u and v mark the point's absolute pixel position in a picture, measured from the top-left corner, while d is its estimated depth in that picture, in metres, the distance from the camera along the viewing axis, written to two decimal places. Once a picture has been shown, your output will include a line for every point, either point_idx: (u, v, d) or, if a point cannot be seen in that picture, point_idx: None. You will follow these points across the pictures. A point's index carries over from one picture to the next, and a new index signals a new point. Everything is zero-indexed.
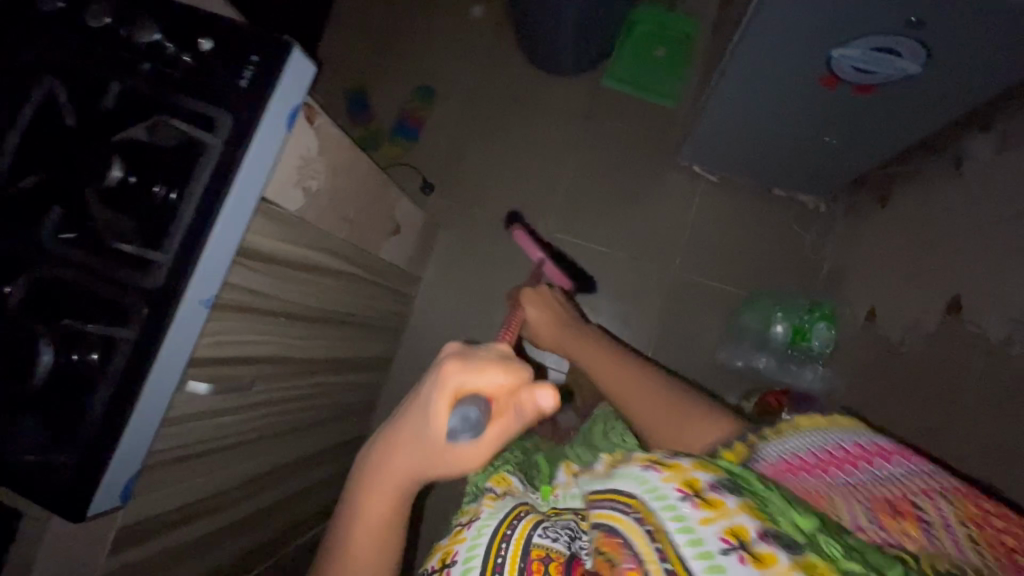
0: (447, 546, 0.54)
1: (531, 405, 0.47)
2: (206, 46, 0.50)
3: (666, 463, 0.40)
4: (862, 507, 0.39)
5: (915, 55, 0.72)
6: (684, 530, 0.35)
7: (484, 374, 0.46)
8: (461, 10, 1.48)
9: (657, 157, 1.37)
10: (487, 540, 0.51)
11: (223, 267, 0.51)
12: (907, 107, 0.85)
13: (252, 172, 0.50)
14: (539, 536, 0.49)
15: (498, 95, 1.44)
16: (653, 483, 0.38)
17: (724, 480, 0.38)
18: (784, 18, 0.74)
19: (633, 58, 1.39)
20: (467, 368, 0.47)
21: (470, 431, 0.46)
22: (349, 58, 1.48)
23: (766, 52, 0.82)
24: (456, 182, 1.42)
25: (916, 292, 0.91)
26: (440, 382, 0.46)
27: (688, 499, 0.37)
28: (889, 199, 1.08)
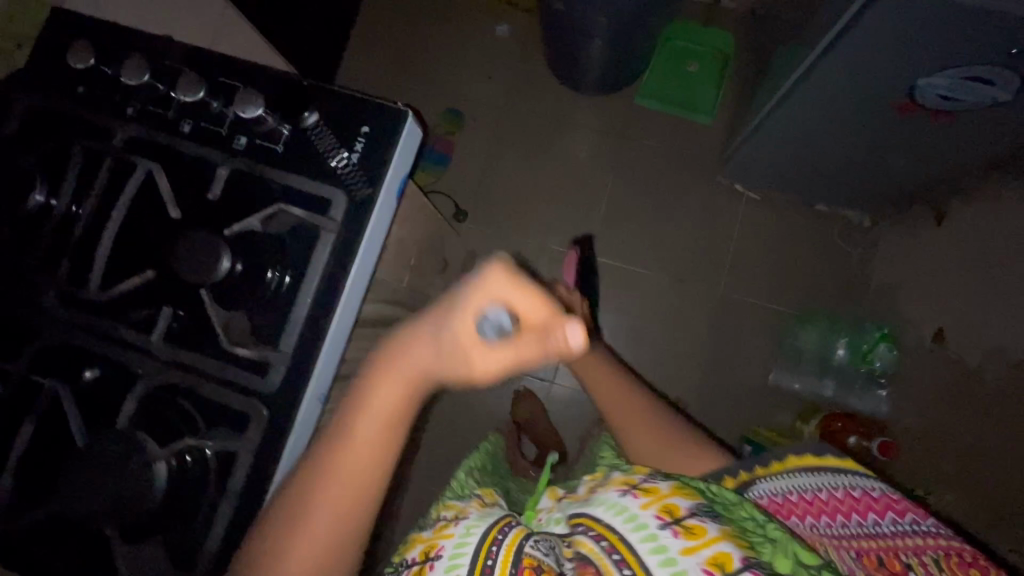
0: (431, 539, 0.48)
1: (555, 339, 0.39)
2: (313, 119, 0.46)
3: (646, 490, 0.47)
4: (851, 554, 0.45)
5: (1010, 83, 0.71)
6: (654, 544, 0.41)
7: (528, 294, 0.39)
8: (486, 30, 1.44)
9: (697, 175, 1.34)
10: (476, 541, 0.44)
11: (337, 353, 0.47)
12: (982, 129, 0.83)
13: (368, 252, 0.47)
14: (531, 547, 0.44)
15: (529, 116, 1.40)
16: (632, 509, 0.44)
17: (699, 510, 0.44)
18: (869, 44, 0.71)
19: (667, 75, 1.36)
20: (509, 279, 0.39)
21: (494, 333, 0.40)
22: (372, 82, 1.44)
23: (842, 75, 0.79)
24: (490, 208, 1.38)
25: (993, 315, 0.89)
26: (474, 286, 0.40)
27: (669, 527, 0.42)
28: (947, 216, 1.07)
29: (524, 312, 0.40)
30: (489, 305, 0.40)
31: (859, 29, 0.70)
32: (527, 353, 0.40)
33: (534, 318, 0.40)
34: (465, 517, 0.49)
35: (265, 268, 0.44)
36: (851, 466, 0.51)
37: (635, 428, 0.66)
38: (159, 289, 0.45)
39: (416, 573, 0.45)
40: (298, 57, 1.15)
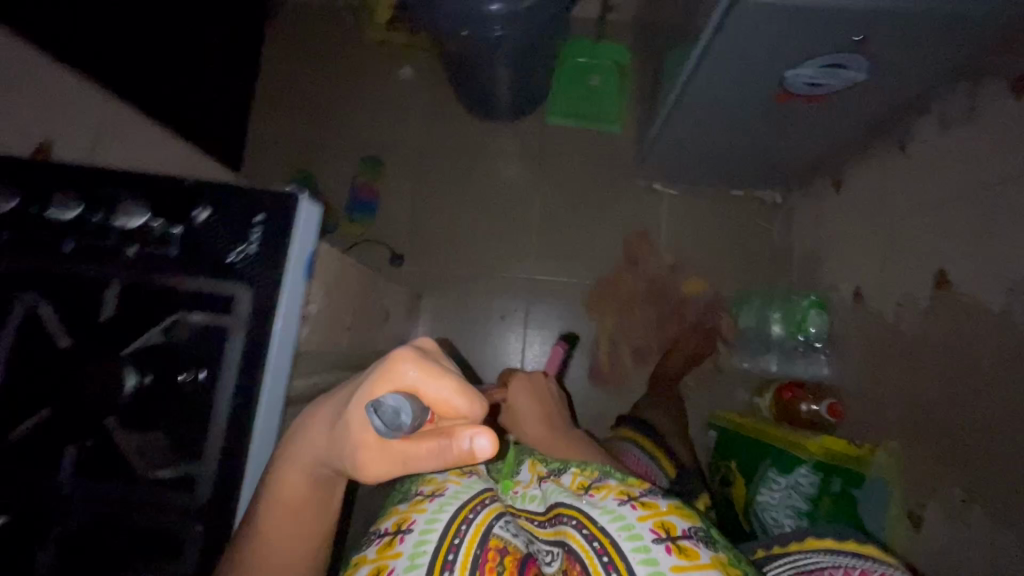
0: (405, 513, 0.56)
1: (455, 443, 0.39)
2: (204, 215, 0.46)
3: (647, 506, 0.54)
4: None
5: (860, 64, 0.77)
6: (645, 556, 0.48)
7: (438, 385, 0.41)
8: (390, 73, 1.45)
9: (618, 180, 1.40)
10: (441, 529, 0.51)
11: (272, 438, 0.49)
12: (850, 105, 0.90)
13: (282, 339, 0.48)
14: (500, 528, 0.52)
15: (448, 150, 1.43)
16: (629, 520, 0.51)
17: (696, 533, 0.52)
18: (728, 47, 0.77)
19: (571, 92, 1.43)
20: (419, 370, 0.41)
21: (386, 424, 0.39)
22: (285, 143, 1.43)
23: (715, 78, 0.85)
24: (425, 246, 1.38)
25: (896, 265, 0.96)
26: (386, 367, 0.41)
27: (664, 544, 0.49)
28: (843, 181, 1.15)
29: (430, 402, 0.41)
30: (397, 391, 0.41)
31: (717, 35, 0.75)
32: (418, 453, 0.40)
33: (437, 410, 0.41)
34: (440, 492, 0.57)
35: (175, 373, 0.46)
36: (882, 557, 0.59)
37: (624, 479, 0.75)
38: (64, 424, 0.45)
39: (389, 542, 0.54)
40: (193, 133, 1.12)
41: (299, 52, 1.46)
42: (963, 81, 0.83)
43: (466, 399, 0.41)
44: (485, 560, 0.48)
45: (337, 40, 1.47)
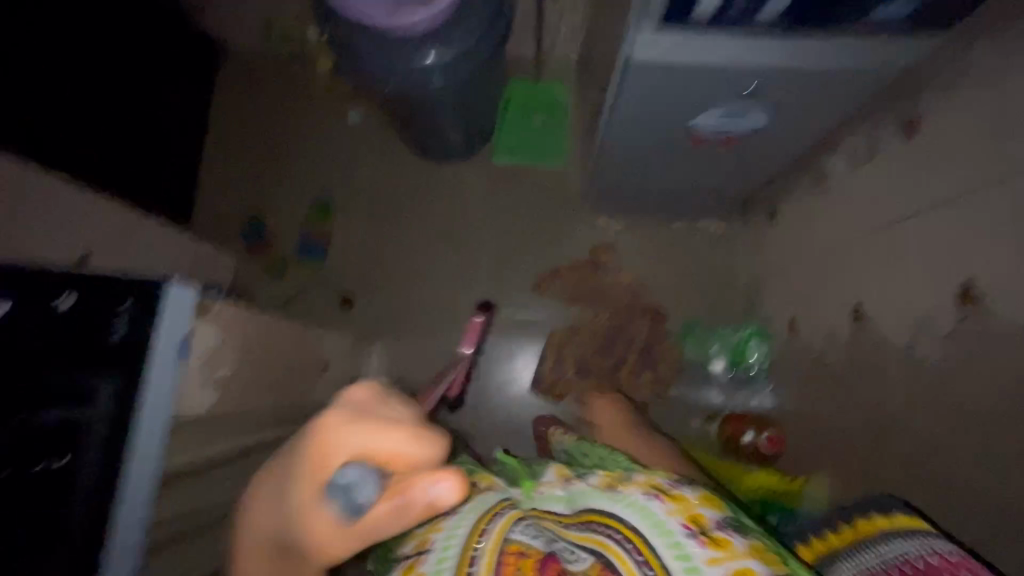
0: (425, 533, 0.55)
1: (419, 497, 0.43)
2: (66, 305, 0.52)
3: (673, 496, 0.48)
4: None
5: (759, 111, 0.79)
6: (678, 553, 0.43)
7: (388, 445, 0.45)
8: (336, 117, 1.47)
9: (564, 216, 1.42)
10: (461, 539, 0.52)
11: (136, 522, 0.52)
12: (764, 145, 0.93)
13: (153, 422, 0.54)
14: (518, 534, 0.52)
15: (397, 191, 1.44)
16: (658, 515, 0.46)
17: (725, 524, 0.45)
18: (631, 101, 0.78)
19: (515, 130, 1.45)
20: (365, 434, 0.45)
21: (347, 494, 0.44)
22: (235, 192, 1.44)
23: (628, 129, 0.87)
24: (375, 288, 1.39)
25: (823, 297, 0.98)
26: (332, 438, 0.45)
27: (694, 536, 0.44)
28: (776, 211, 1.17)
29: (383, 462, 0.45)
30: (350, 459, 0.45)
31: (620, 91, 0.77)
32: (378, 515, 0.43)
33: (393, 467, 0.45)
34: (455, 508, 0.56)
35: None
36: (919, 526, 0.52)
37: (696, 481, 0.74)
38: None
39: (411, 565, 0.53)
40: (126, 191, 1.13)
41: (247, 100, 1.48)
42: (866, 121, 0.86)
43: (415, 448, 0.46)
44: (504, 564, 0.49)
45: (284, 87, 1.49)
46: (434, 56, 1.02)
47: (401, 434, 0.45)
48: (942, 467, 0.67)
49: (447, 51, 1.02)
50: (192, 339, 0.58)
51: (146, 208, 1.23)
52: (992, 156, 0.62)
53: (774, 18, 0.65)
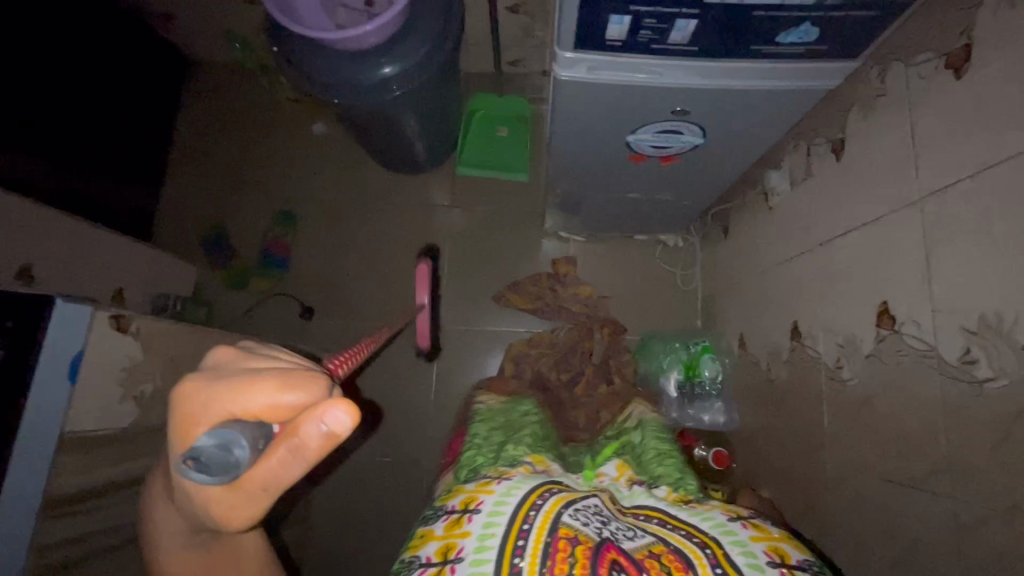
0: (472, 491, 0.53)
1: (313, 435, 0.35)
2: None
3: (756, 526, 0.51)
4: None
5: (693, 130, 0.80)
6: (756, 569, 0.46)
7: (250, 397, 0.36)
8: (303, 128, 1.48)
9: (525, 230, 1.43)
10: (511, 509, 0.49)
11: (31, 521, 0.56)
12: (706, 164, 0.94)
13: (38, 432, 0.57)
14: (569, 517, 0.49)
15: (361, 203, 1.45)
16: (740, 536, 0.49)
17: (809, 566, 0.48)
18: (564, 118, 0.79)
19: (478, 143, 1.46)
20: (218, 392, 0.36)
21: (214, 469, 0.35)
22: (198, 200, 1.44)
23: (568, 146, 0.88)
24: (337, 298, 1.39)
25: (766, 315, 0.99)
26: (184, 408, 0.36)
27: (775, 565, 0.47)
28: (728, 229, 1.19)
29: (258, 413, 0.36)
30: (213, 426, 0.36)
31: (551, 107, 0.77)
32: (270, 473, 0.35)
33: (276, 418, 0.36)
34: (507, 478, 0.54)
35: None
36: None
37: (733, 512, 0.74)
38: None
39: (457, 519, 0.50)
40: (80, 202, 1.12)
41: (214, 110, 1.49)
42: (800, 142, 0.87)
43: (295, 390, 0.36)
44: (556, 549, 0.46)
45: (250, 98, 1.50)
46: (390, 69, 0.99)
47: (261, 381, 0.36)
48: (878, 489, 0.67)
49: (404, 62, 0.99)
50: (84, 355, 0.61)
51: (108, 222, 1.23)
52: (902, 179, 0.63)
53: (684, 41, 0.63)
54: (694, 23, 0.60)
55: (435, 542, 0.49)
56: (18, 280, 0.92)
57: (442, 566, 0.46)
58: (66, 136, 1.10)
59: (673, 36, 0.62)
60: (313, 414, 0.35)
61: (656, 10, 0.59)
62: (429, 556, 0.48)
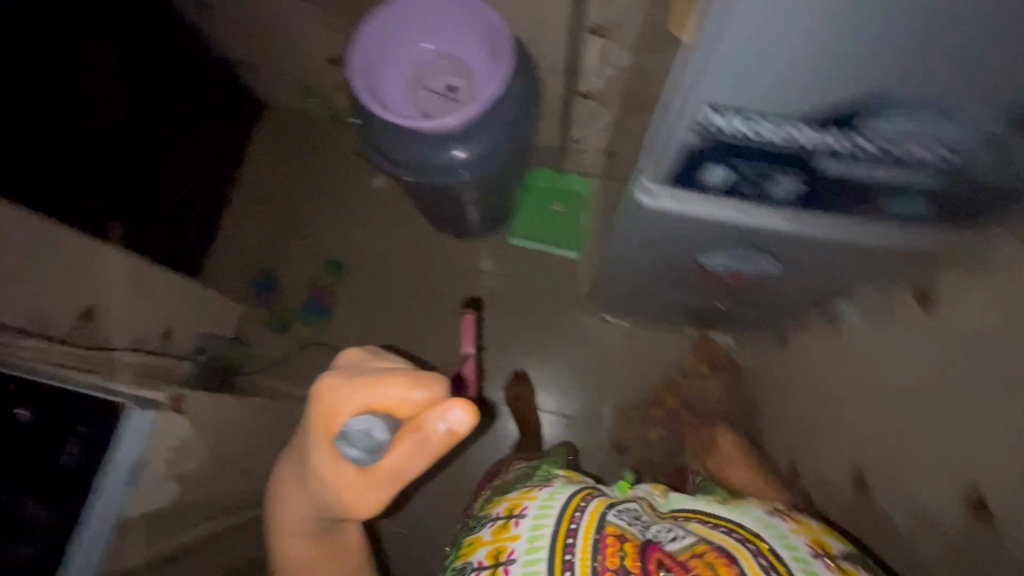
0: (514, 500, 0.68)
1: (433, 424, 0.65)
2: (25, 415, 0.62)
3: (799, 523, 0.64)
4: None
5: (768, 262, 0.78)
6: (796, 553, 0.57)
7: (394, 398, 0.67)
8: (362, 181, 1.50)
9: (567, 311, 1.44)
10: (556, 509, 0.62)
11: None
12: (771, 285, 0.91)
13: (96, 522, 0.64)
14: (613, 517, 0.61)
15: (410, 261, 1.46)
16: (783, 531, 0.60)
17: (849, 554, 0.61)
18: (638, 230, 0.78)
19: (532, 216, 1.47)
20: (372, 396, 0.68)
21: (376, 437, 0.67)
22: (251, 240, 1.47)
23: (634, 250, 0.87)
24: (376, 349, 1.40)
25: (824, 450, 0.94)
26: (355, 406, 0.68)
27: (819, 554, 0.58)
28: (784, 341, 1.14)
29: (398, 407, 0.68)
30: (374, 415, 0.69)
31: (626, 216, 0.77)
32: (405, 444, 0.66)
33: (404, 409, 0.67)
34: (547, 485, 0.69)
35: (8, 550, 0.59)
36: None
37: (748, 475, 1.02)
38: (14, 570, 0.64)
39: (503, 526, 0.64)
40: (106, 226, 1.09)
41: (281, 154, 1.53)
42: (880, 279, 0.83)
43: (418, 394, 0.67)
44: (605, 545, 0.56)
45: (317, 147, 1.53)
46: (463, 154, 1.01)
47: (398, 388, 0.67)
48: None
49: (475, 149, 1.01)
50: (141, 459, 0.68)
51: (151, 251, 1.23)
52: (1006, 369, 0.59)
53: (782, 194, 0.61)
54: (794, 182, 0.58)
55: (484, 544, 0.63)
56: (78, 321, 0.95)
57: (496, 565, 0.59)
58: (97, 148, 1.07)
59: (774, 189, 0.60)
60: (432, 414, 0.65)
61: (756, 167, 0.57)
62: (482, 559, 0.61)
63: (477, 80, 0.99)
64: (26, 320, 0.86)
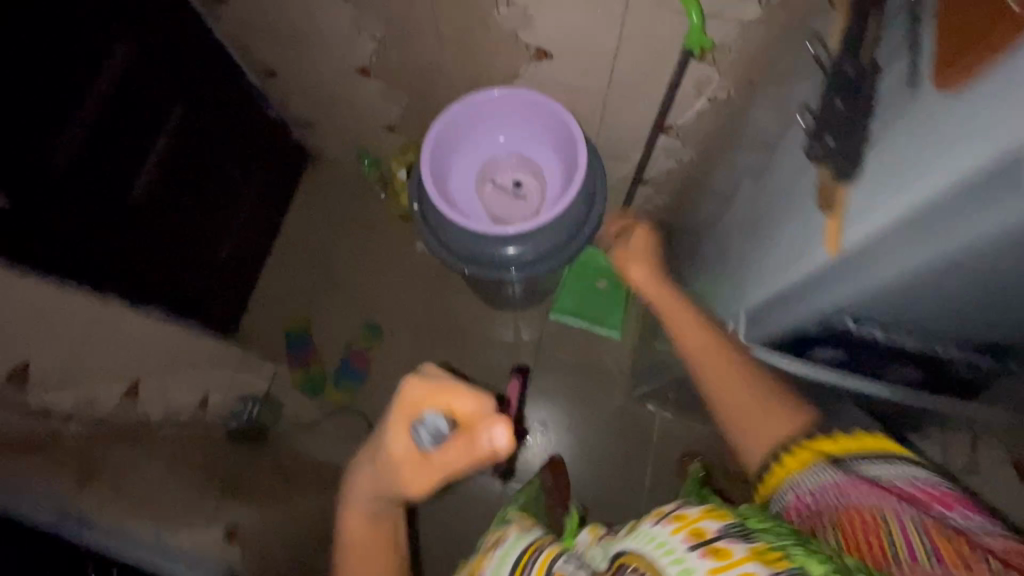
0: (475, 565, 0.57)
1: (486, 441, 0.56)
2: None
3: (675, 515, 0.46)
4: (918, 531, 0.46)
5: None
6: (682, 570, 0.42)
7: (461, 401, 0.60)
8: (406, 243, 1.49)
9: (609, 393, 1.40)
10: (513, 560, 0.52)
11: None
12: None
13: None
14: (563, 564, 0.49)
15: (449, 329, 1.43)
16: (661, 536, 0.45)
17: (729, 531, 0.43)
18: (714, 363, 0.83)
19: (575, 292, 1.42)
20: (438, 394, 0.60)
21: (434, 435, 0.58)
22: (290, 295, 1.45)
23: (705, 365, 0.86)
24: None
25: None
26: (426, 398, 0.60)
27: (698, 549, 0.42)
28: None
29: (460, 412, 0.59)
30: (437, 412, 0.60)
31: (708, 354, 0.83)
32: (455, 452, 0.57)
33: (466, 418, 0.59)
34: (504, 538, 0.56)
35: None
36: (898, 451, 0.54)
37: (710, 372, 0.67)
38: None
39: None
40: (137, 286, 1.03)
41: (325, 211, 1.51)
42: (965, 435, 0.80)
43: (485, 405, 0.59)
44: None
45: (364, 206, 1.52)
46: (515, 251, 0.97)
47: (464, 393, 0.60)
48: None
49: (524, 249, 0.97)
50: None
51: (188, 308, 1.19)
52: None
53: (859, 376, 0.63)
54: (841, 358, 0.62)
55: None
56: (123, 399, 0.92)
57: None
58: (141, 200, 1.02)
59: (883, 371, 0.63)
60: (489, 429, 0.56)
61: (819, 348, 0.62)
62: None
63: (547, 183, 1.01)
64: (76, 402, 0.84)
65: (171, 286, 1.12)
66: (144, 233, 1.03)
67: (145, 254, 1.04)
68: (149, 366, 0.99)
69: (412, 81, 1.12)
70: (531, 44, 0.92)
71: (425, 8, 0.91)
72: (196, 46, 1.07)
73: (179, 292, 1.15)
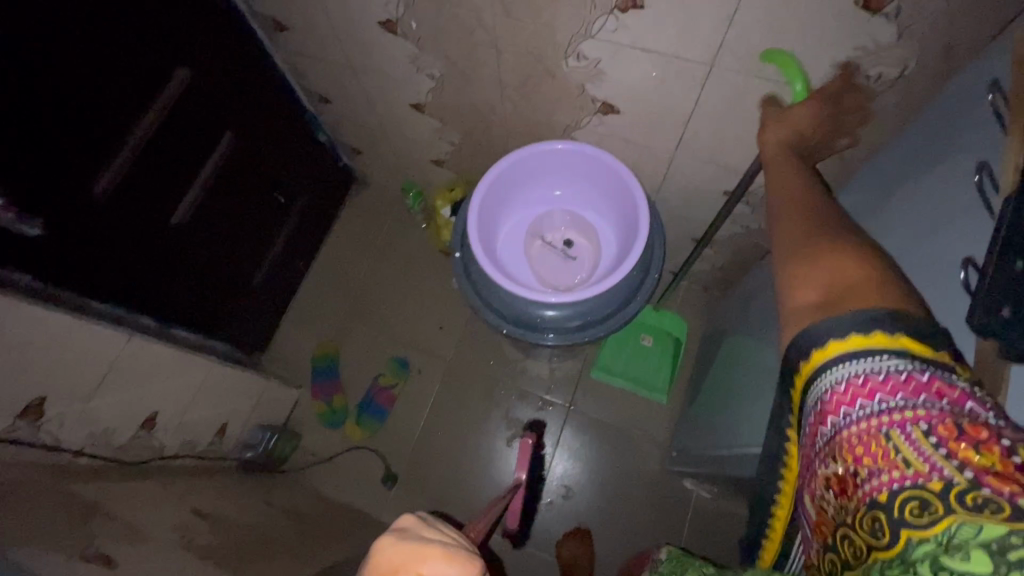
0: None
1: None
2: None
3: None
4: (820, 476, 0.42)
5: None
6: None
7: (439, 562, 0.40)
8: (443, 279, 1.44)
9: (642, 461, 1.30)
10: None
11: None
12: None
13: None
14: None
15: (478, 371, 1.36)
16: None
17: None
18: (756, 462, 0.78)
19: (616, 347, 1.33)
20: (411, 549, 0.41)
21: None
22: (320, 320, 1.42)
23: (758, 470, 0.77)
24: (432, 459, 1.30)
25: None
26: (397, 556, 0.41)
27: None
28: None
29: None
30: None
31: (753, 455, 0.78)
32: None
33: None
34: None
35: None
36: (814, 370, 0.43)
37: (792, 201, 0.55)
38: None
39: None
40: (173, 311, 1.02)
41: (364, 240, 1.48)
42: None
43: (465, 564, 0.41)
44: None
45: (405, 236, 1.48)
46: (554, 312, 0.88)
47: (442, 549, 0.41)
48: None
49: (569, 315, 0.89)
50: None
51: (219, 330, 1.17)
52: None
53: None
54: None
55: None
56: (140, 429, 0.91)
57: None
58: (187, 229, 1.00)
59: None
60: None
61: None
62: None
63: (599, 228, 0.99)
64: (90, 436, 0.82)
65: (207, 312, 1.11)
66: (189, 259, 1.03)
67: (186, 280, 1.03)
68: (168, 395, 0.96)
69: (466, 119, 1.07)
70: (597, 97, 0.85)
71: (488, 53, 0.86)
72: (257, 75, 1.07)
73: (213, 315, 1.13)
